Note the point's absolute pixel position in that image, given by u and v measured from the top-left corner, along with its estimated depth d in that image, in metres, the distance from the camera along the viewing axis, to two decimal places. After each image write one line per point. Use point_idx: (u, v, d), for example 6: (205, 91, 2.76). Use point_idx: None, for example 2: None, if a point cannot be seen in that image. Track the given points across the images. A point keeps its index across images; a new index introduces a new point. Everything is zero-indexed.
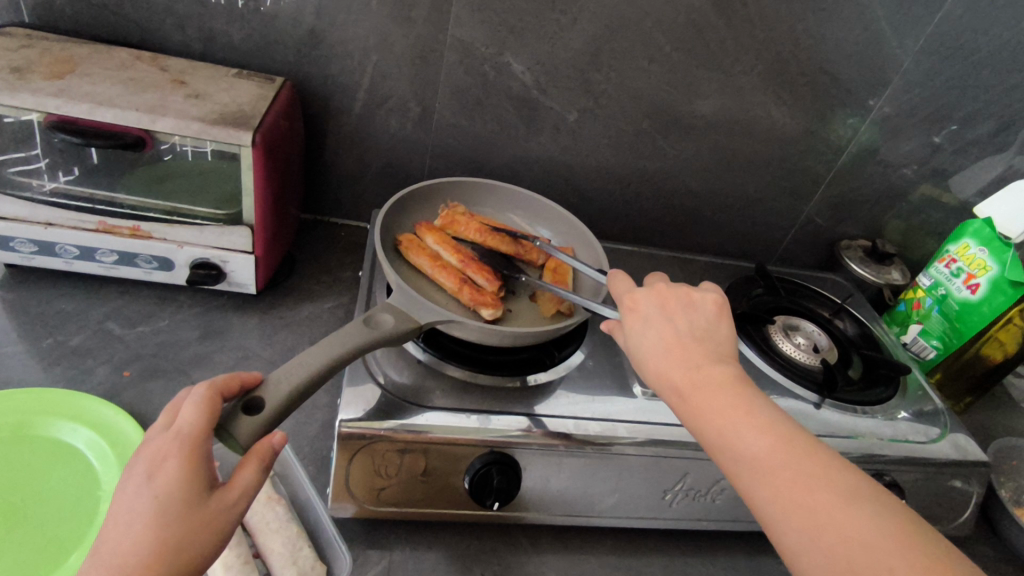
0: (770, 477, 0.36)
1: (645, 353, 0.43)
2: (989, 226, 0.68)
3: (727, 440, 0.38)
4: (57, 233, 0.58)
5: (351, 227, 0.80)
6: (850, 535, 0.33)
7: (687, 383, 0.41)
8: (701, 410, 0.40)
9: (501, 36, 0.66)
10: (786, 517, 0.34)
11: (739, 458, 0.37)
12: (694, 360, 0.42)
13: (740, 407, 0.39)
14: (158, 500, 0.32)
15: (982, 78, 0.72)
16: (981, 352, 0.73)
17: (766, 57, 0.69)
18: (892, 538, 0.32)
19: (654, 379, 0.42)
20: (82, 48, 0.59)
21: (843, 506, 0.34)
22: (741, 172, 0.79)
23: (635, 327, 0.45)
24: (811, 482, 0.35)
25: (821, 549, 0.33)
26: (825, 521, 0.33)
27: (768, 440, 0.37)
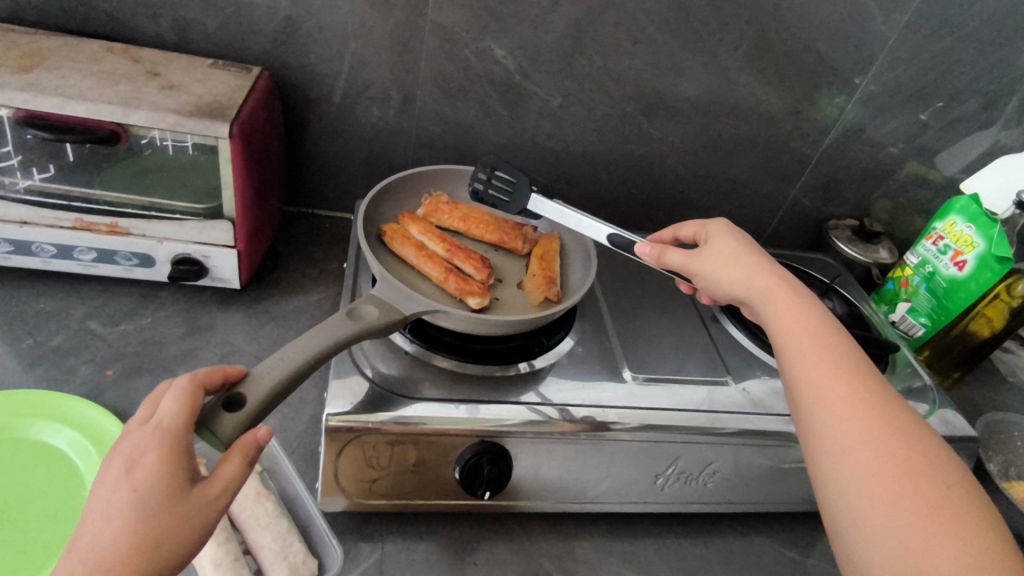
0: (826, 371, 0.40)
1: (725, 259, 0.48)
2: (975, 202, 0.68)
3: (797, 337, 0.43)
4: (33, 231, 0.56)
5: (336, 218, 0.79)
6: (893, 439, 0.37)
7: (766, 284, 0.46)
8: (780, 311, 0.44)
9: (482, 20, 0.64)
10: (834, 408, 0.38)
11: (804, 354, 0.41)
12: (780, 276, 0.46)
13: (815, 319, 0.43)
14: (137, 493, 0.32)
15: (967, 54, 0.72)
16: (968, 328, 0.73)
17: (751, 36, 0.68)
18: (932, 455, 0.36)
19: (736, 268, 0.47)
20: (51, 41, 0.57)
21: (893, 418, 0.38)
22: (728, 153, 0.78)
23: (719, 244, 0.50)
24: (868, 392, 0.39)
25: (848, 437, 0.37)
26: (874, 422, 0.37)
27: (835, 352, 0.41)
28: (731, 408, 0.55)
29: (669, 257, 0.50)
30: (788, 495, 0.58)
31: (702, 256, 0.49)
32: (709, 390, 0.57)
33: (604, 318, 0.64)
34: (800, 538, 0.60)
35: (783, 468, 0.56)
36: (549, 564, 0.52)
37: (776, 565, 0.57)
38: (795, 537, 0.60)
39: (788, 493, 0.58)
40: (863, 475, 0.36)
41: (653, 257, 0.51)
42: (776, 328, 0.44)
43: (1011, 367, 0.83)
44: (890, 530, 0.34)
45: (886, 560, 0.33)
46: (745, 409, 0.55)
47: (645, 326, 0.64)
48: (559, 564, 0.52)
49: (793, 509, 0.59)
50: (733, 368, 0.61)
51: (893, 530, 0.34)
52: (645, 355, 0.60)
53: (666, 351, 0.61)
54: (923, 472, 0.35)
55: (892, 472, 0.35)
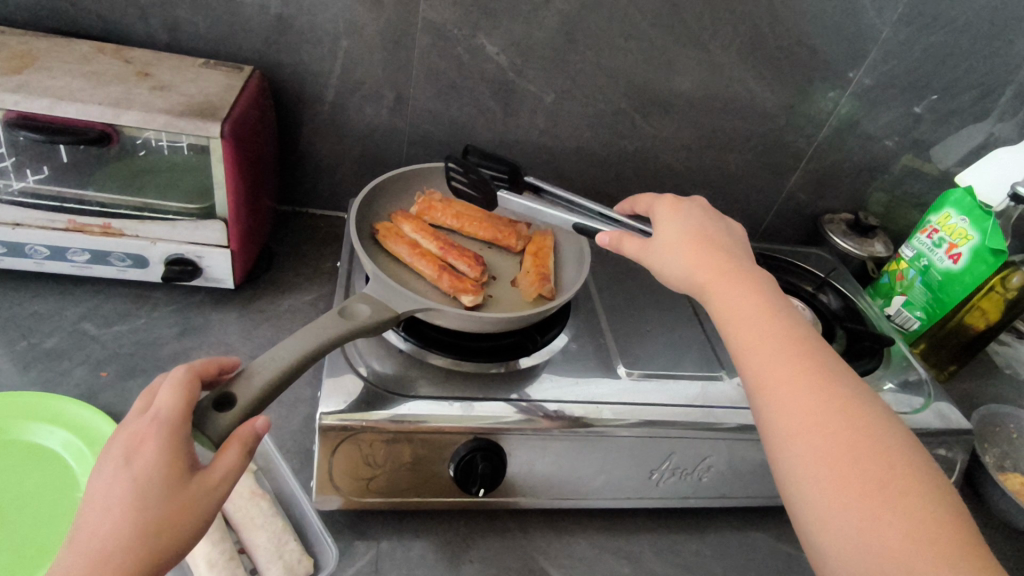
0: (775, 356, 0.40)
1: (671, 251, 0.48)
2: (970, 195, 0.68)
3: (741, 325, 0.43)
4: (26, 233, 0.56)
5: (330, 217, 0.79)
6: (838, 421, 0.37)
7: (711, 271, 0.46)
8: (722, 298, 0.44)
9: (474, 17, 0.64)
10: (786, 396, 0.39)
11: (748, 342, 0.42)
12: (722, 261, 0.46)
13: (761, 300, 0.43)
14: (136, 483, 0.32)
15: (960, 46, 0.72)
16: (963, 321, 0.74)
17: (744, 30, 0.68)
18: (878, 432, 0.37)
19: (682, 256, 0.47)
20: (42, 42, 0.57)
21: (839, 400, 0.38)
22: (722, 148, 0.78)
23: (666, 230, 0.50)
24: (814, 374, 0.39)
25: (799, 425, 0.37)
26: (820, 405, 0.38)
27: (783, 336, 0.41)
28: (726, 403, 0.55)
29: (628, 245, 0.50)
30: None
31: (650, 245, 0.49)
32: (704, 385, 0.57)
33: (598, 314, 0.64)
34: (796, 532, 0.60)
35: None
36: (544, 560, 0.52)
37: (772, 559, 0.57)
38: (791, 531, 0.60)
39: None
40: (815, 463, 0.36)
41: (609, 245, 0.50)
42: (720, 316, 0.44)
43: (1006, 360, 0.83)
44: (841, 515, 0.34)
45: (839, 545, 0.34)
46: (740, 404, 0.55)
47: (639, 321, 0.64)
48: (554, 560, 0.52)
49: None
50: (728, 363, 0.61)
51: (843, 515, 0.34)
52: (640, 351, 0.60)
53: (661, 347, 0.61)
54: (869, 452, 0.36)
55: (839, 457, 0.36)
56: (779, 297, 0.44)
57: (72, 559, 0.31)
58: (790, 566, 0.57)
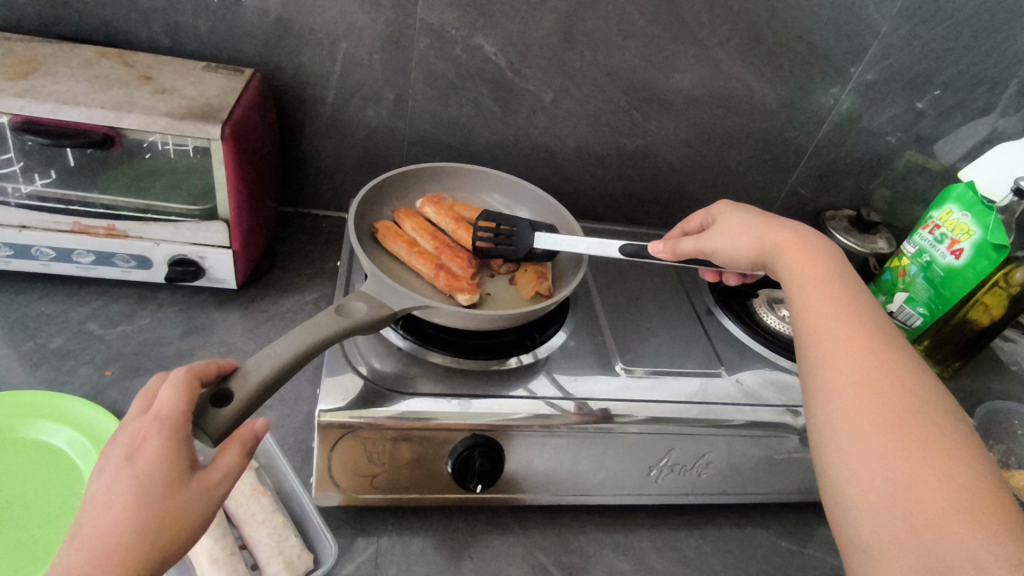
0: (832, 317, 0.41)
1: (737, 230, 0.49)
2: (971, 190, 0.68)
3: (804, 289, 0.43)
4: (32, 235, 0.57)
5: (332, 218, 0.80)
6: (888, 382, 0.37)
7: (775, 243, 0.47)
8: (792, 265, 0.45)
9: (472, 17, 0.65)
10: (835, 351, 0.39)
11: (810, 305, 0.42)
12: (796, 236, 0.47)
13: (825, 270, 0.44)
14: (138, 481, 0.33)
15: (961, 41, 0.71)
16: (967, 317, 0.73)
17: (741, 27, 0.68)
18: (927, 398, 0.36)
19: (747, 233, 0.49)
20: (47, 47, 0.58)
21: (891, 363, 0.38)
22: (723, 146, 0.78)
23: (733, 216, 0.51)
24: (870, 339, 0.39)
25: (846, 378, 0.38)
26: (870, 364, 0.38)
27: (841, 301, 0.42)
28: (724, 399, 0.55)
29: (683, 245, 0.52)
30: (783, 485, 0.58)
31: (713, 233, 0.51)
32: (703, 381, 0.57)
33: (597, 312, 0.64)
34: (797, 528, 0.60)
35: (777, 458, 0.56)
36: (544, 556, 0.52)
37: (772, 556, 0.57)
38: (792, 527, 0.60)
39: (783, 483, 0.58)
40: (856, 414, 0.36)
41: (664, 251, 0.53)
42: (787, 282, 0.45)
43: (1013, 356, 0.82)
44: (874, 467, 0.34)
45: (869, 501, 0.34)
46: (738, 400, 0.55)
47: (639, 319, 0.65)
48: (554, 556, 0.53)
49: (788, 499, 0.59)
50: (727, 360, 0.61)
51: (874, 468, 0.34)
52: (638, 348, 0.60)
53: (660, 344, 0.61)
54: (914, 413, 0.35)
55: (880, 416, 0.35)
56: (849, 271, 0.44)
57: (73, 557, 0.31)
58: (791, 562, 0.57)
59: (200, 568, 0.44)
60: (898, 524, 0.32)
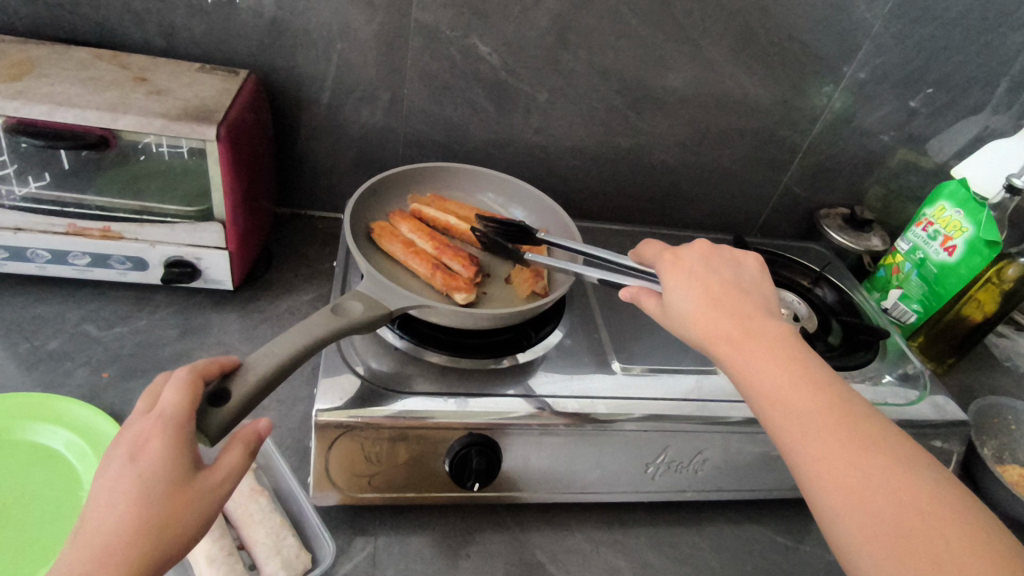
0: (806, 425, 0.37)
1: (684, 315, 0.45)
2: (964, 186, 0.69)
3: (765, 395, 0.40)
4: (27, 237, 0.57)
5: (328, 218, 0.80)
6: (889, 498, 0.34)
7: (727, 337, 0.42)
8: (740, 366, 0.41)
9: (466, 18, 0.65)
10: (822, 466, 0.36)
11: (775, 416, 0.39)
12: (738, 319, 0.43)
13: (784, 361, 0.40)
14: (141, 478, 0.33)
15: (952, 39, 0.72)
16: (961, 313, 0.73)
17: (733, 27, 0.68)
18: (932, 500, 0.34)
19: (696, 322, 0.44)
20: (41, 49, 0.58)
21: (882, 471, 0.35)
22: (717, 145, 0.79)
23: (675, 285, 0.46)
24: (854, 446, 0.36)
25: (844, 496, 0.35)
26: (861, 477, 0.35)
27: (812, 399, 0.38)
28: (720, 396, 0.55)
29: (646, 303, 0.48)
30: (780, 481, 0.58)
31: (665, 311, 0.46)
32: (699, 378, 0.57)
33: (593, 311, 0.64)
34: (794, 524, 0.60)
35: (773, 454, 0.56)
36: (541, 555, 0.53)
37: (768, 552, 0.57)
38: (789, 523, 0.60)
39: (780, 479, 0.58)
40: (868, 537, 0.34)
41: (630, 300, 0.49)
42: (740, 384, 0.41)
43: (1006, 352, 0.83)
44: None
45: None
46: (733, 397, 0.55)
47: (635, 317, 0.65)
48: (551, 554, 0.53)
49: (785, 495, 0.59)
50: None
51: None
52: (635, 347, 0.60)
53: (656, 342, 0.61)
54: (927, 527, 0.33)
55: (893, 537, 0.33)
56: (806, 352, 0.41)
57: (78, 554, 0.31)
58: (787, 558, 0.57)
59: (198, 569, 0.44)
60: None
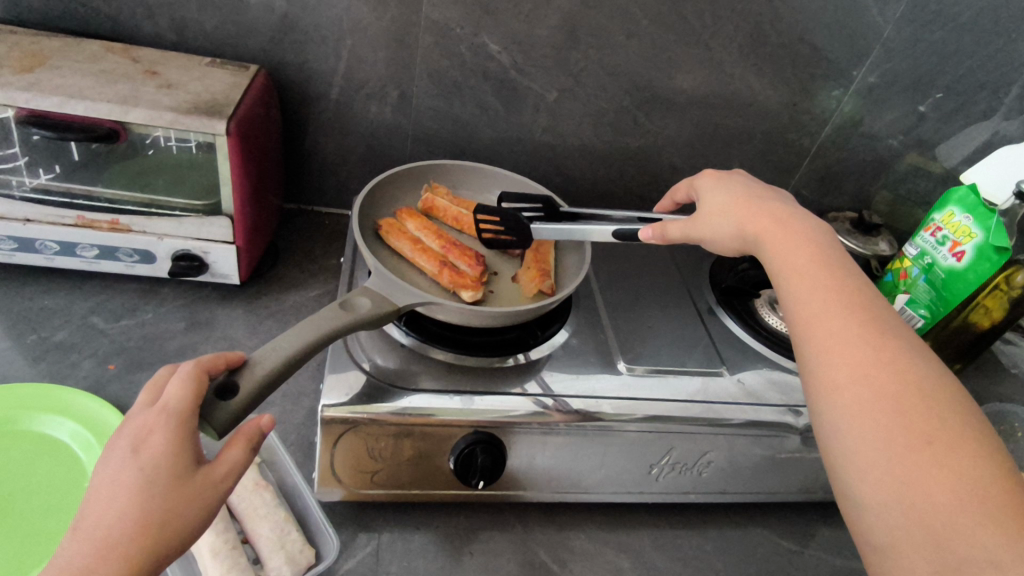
0: (825, 306, 0.40)
1: (721, 213, 0.49)
2: (973, 192, 0.68)
3: (795, 276, 0.42)
4: (35, 229, 0.57)
5: (335, 214, 0.80)
6: (890, 376, 0.36)
7: (763, 228, 0.46)
8: (778, 250, 0.44)
9: (476, 16, 0.65)
10: (831, 340, 0.38)
11: (799, 292, 0.41)
12: (778, 215, 0.46)
13: (815, 252, 0.43)
14: (143, 472, 0.33)
15: (964, 44, 0.71)
16: (968, 319, 0.73)
17: (744, 28, 0.68)
18: (929, 385, 0.35)
19: (735, 217, 0.48)
20: (53, 41, 0.58)
21: (888, 351, 0.37)
22: (725, 147, 0.78)
23: (712, 201, 0.50)
24: (868, 329, 0.38)
25: (844, 368, 0.37)
26: (868, 357, 0.37)
27: (836, 288, 0.41)
28: (726, 398, 0.55)
29: (672, 228, 0.50)
30: (784, 485, 0.58)
31: (697, 220, 0.50)
32: (705, 380, 0.57)
33: (600, 310, 0.64)
34: (797, 528, 0.60)
35: (778, 457, 0.56)
36: (545, 554, 0.52)
37: (772, 555, 0.57)
38: (792, 526, 0.60)
39: (784, 483, 0.58)
40: (859, 408, 0.36)
41: (655, 238, 0.51)
42: (774, 266, 0.44)
43: (1012, 359, 0.82)
44: (881, 467, 0.34)
45: (877, 498, 0.34)
46: (739, 400, 0.55)
47: (641, 318, 0.65)
48: (554, 554, 0.53)
49: (788, 498, 0.59)
50: (729, 360, 0.61)
51: (885, 473, 0.34)
52: (641, 347, 0.60)
53: (662, 343, 0.61)
54: (920, 405, 0.35)
55: (884, 409, 0.35)
56: (838, 249, 0.44)
57: (78, 548, 0.31)
58: (791, 562, 0.57)
59: (202, 562, 0.44)
60: (911, 524, 0.32)
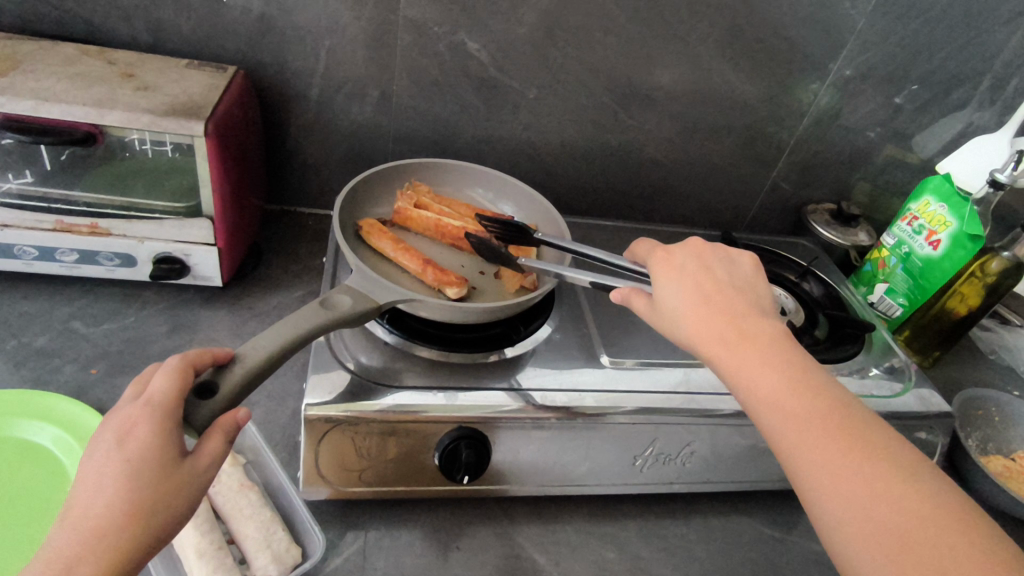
0: (803, 434, 0.38)
1: (674, 312, 0.45)
2: (948, 181, 0.70)
3: (765, 402, 0.39)
4: (13, 234, 0.57)
5: (318, 215, 0.80)
6: (896, 507, 0.35)
7: (722, 340, 0.42)
8: (744, 376, 0.41)
9: (454, 15, 0.65)
10: (821, 474, 0.36)
11: (774, 421, 0.39)
12: (737, 326, 0.43)
13: (778, 365, 0.40)
14: (128, 462, 0.33)
15: (936, 36, 0.73)
16: (946, 306, 0.74)
17: (721, 24, 0.69)
18: (932, 509, 0.34)
19: (688, 323, 0.44)
20: (26, 45, 0.58)
21: (881, 477, 0.36)
22: (704, 141, 0.79)
23: (665, 288, 0.46)
24: (854, 454, 0.37)
25: (843, 506, 0.35)
26: (864, 488, 0.35)
27: (813, 407, 0.39)
28: (707, 388, 0.56)
29: (636, 303, 0.47)
30: (766, 472, 0.59)
31: (655, 309, 0.46)
32: (687, 371, 0.58)
33: (582, 305, 0.65)
34: (781, 515, 0.61)
35: (761, 446, 0.57)
36: (531, 547, 0.53)
37: (756, 543, 0.58)
38: (775, 514, 0.61)
39: (766, 471, 0.59)
40: (871, 548, 0.34)
41: (620, 302, 0.49)
42: (743, 394, 0.41)
43: (991, 345, 0.84)
44: None
45: None
46: (720, 390, 0.56)
47: (623, 312, 0.65)
48: (541, 547, 0.53)
49: (771, 486, 0.60)
50: None
51: None
52: (624, 341, 0.61)
53: (644, 336, 0.62)
54: (929, 534, 0.33)
55: (896, 546, 0.34)
56: (801, 355, 0.41)
57: (65, 538, 0.31)
58: (774, 549, 0.58)
59: (188, 563, 0.44)
60: None
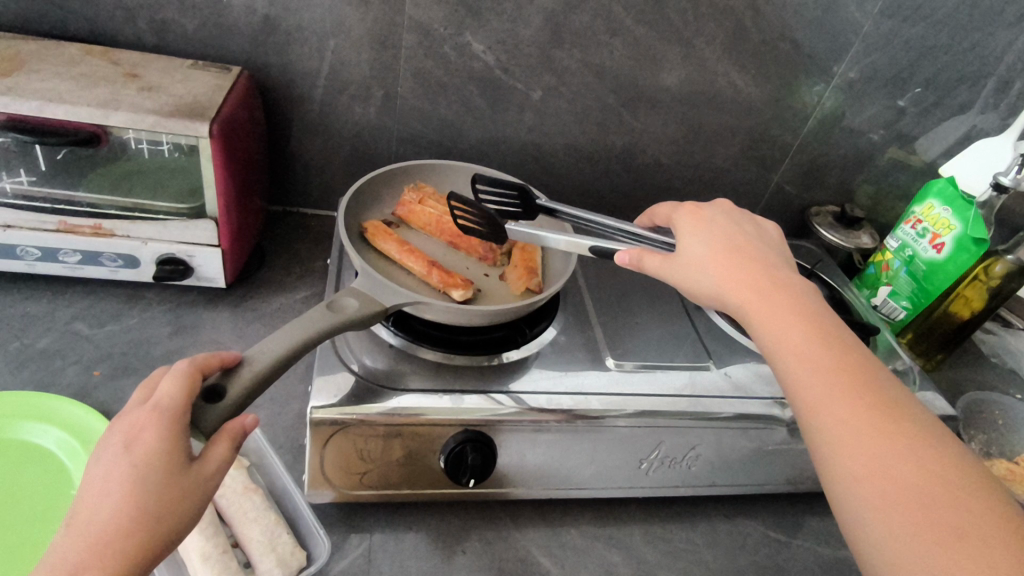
0: (822, 380, 0.38)
1: (700, 262, 0.46)
2: (952, 185, 0.70)
3: (787, 348, 0.40)
4: (17, 235, 0.57)
5: (321, 216, 0.79)
6: (906, 458, 0.35)
7: (748, 289, 0.43)
8: (768, 323, 0.42)
9: (460, 16, 0.65)
10: (836, 419, 0.37)
11: (795, 366, 0.39)
12: (764, 278, 0.44)
13: (803, 316, 0.41)
14: (135, 468, 0.33)
15: (941, 39, 0.73)
16: (949, 310, 0.75)
17: (726, 26, 0.69)
18: (946, 467, 0.34)
19: (715, 271, 0.45)
20: (30, 45, 0.58)
21: (897, 430, 0.36)
22: (708, 144, 0.79)
23: (691, 243, 0.48)
24: (872, 406, 0.37)
25: (856, 451, 0.36)
26: (880, 439, 0.36)
27: (834, 358, 0.39)
28: (713, 392, 0.56)
29: (649, 261, 0.48)
30: (771, 476, 0.59)
31: (676, 259, 0.47)
32: (692, 374, 0.58)
33: (587, 308, 0.65)
34: (786, 519, 0.61)
35: (766, 449, 0.57)
36: (536, 550, 0.53)
37: (761, 547, 0.58)
38: (780, 518, 0.61)
39: (771, 474, 0.59)
40: (880, 495, 0.34)
41: (629, 264, 0.48)
42: (764, 339, 0.42)
43: (993, 348, 0.84)
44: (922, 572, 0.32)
45: None
46: (726, 393, 0.56)
47: (628, 315, 0.65)
48: (546, 550, 0.53)
49: (776, 489, 0.60)
50: (715, 354, 0.61)
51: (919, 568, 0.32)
52: (629, 344, 0.61)
53: (649, 339, 0.62)
54: (941, 488, 0.34)
55: (906, 496, 0.34)
56: (826, 312, 0.42)
57: (72, 545, 0.31)
58: (779, 552, 0.58)
59: (192, 567, 0.44)
60: None
